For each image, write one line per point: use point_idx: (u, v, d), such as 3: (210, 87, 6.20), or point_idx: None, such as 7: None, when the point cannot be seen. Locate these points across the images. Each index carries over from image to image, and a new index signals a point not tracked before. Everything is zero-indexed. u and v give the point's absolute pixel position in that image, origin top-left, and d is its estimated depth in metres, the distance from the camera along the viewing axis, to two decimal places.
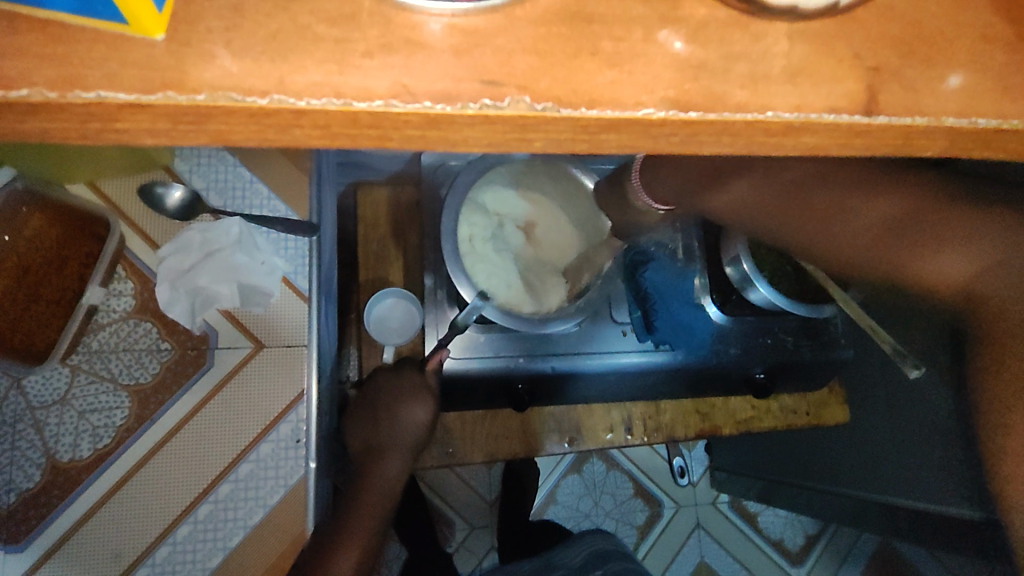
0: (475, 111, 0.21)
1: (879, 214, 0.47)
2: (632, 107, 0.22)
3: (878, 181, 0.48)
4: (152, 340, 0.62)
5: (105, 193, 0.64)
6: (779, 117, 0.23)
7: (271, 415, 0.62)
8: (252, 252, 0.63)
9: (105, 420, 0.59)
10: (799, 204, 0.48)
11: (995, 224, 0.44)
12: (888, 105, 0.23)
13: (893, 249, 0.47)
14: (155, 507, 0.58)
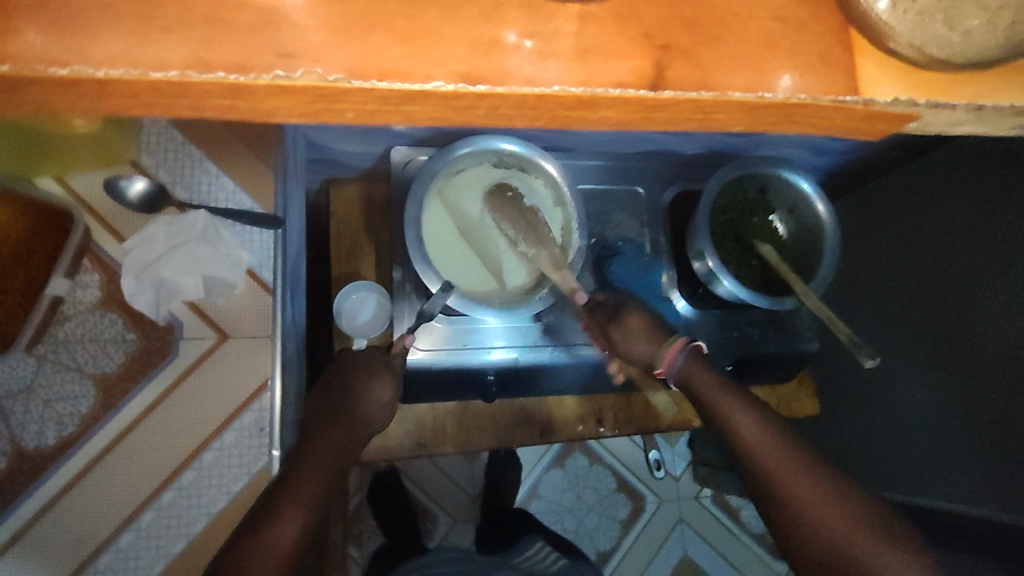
0: (266, 80, 0.27)
1: (845, 513, 0.56)
2: (421, 80, 0.28)
3: (877, 519, 0.56)
4: (118, 331, 0.72)
5: (72, 187, 0.68)
6: (565, 90, 0.29)
7: (234, 405, 0.73)
8: (217, 246, 0.68)
9: (70, 408, 0.70)
10: (785, 462, 0.61)
11: (915, 548, 0.54)
12: (677, 78, 0.30)
13: (855, 535, 0.55)
14: (119, 485, 0.69)
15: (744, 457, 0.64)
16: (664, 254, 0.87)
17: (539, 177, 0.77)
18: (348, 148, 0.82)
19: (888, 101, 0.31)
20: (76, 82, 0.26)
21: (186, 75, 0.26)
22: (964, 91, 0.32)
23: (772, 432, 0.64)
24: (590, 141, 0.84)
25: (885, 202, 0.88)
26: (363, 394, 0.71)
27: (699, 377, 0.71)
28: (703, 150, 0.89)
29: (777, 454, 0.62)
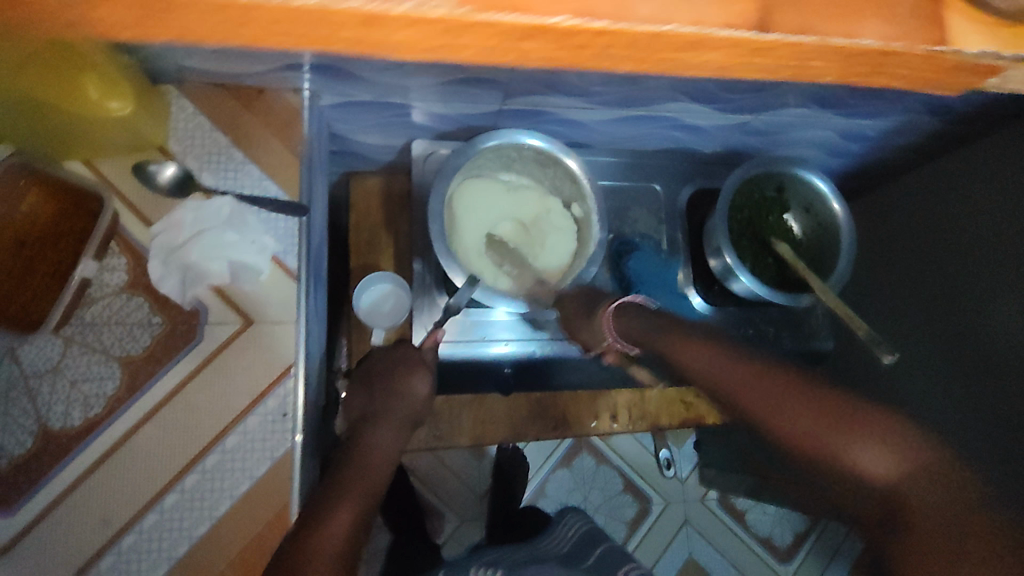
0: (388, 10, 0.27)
1: (799, 414, 0.54)
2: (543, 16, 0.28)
3: (839, 406, 0.53)
4: (144, 314, 0.64)
5: (101, 171, 0.65)
6: (679, 28, 0.30)
7: (259, 388, 0.63)
8: (243, 232, 0.64)
9: (96, 389, 0.61)
10: (739, 380, 0.60)
11: (886, 422, 0.51)
12: (782, 22, 0.31)
13: (819, 430, 0.53)
14: (131, 482, 0.59)
15: (704, 382, 0.64)
16: (681, 251, 0.88)
17: (561, 170, 0.78)
18: (371, 141, 0.83)
19: (975, 51, 0.33)
20: (225, 9, 0.26)
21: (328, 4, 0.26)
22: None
23: (720, 348, 0.64)
24: (609, 138, 0.85)
25: (904, 204, 0.89)
26: (397, 397, 0.73)
27: (628, 325, 0.73)
28: (721, 149, 0.90)
29: (731, 369, 0.61)
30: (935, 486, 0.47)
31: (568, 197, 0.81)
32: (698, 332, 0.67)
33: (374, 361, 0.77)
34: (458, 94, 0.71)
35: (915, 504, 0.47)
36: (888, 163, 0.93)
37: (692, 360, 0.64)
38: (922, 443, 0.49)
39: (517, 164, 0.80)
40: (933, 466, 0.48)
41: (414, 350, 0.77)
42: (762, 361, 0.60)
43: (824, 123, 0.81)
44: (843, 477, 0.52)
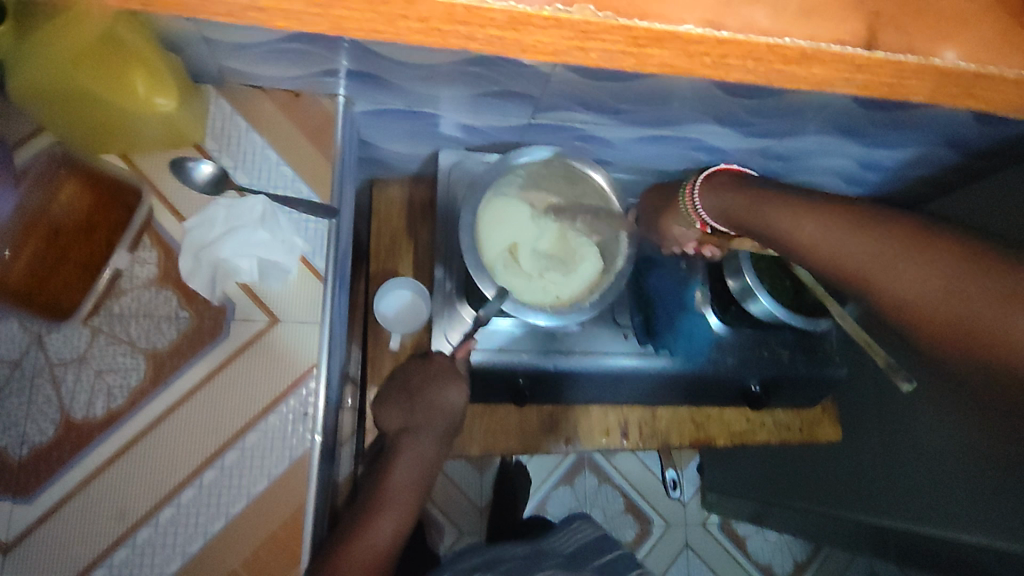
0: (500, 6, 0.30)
1: (915, 276, 0.48)
2: (676, 23, 0.32)
3: (1014, 281, 0.43)
4: (172, 307, 0.64)
5: (137, 165, 0.66)
6: (795, 42, 0.33)
7: (279, 389, 0.63)
8: (273, 230, 0.65)
9: (120, 380, 0.61)
10: (895, 255, 0.49)
11: (1013, 265, 0.44)
12: (886, 42, 0.34)
13: (901, 268, 0.49)
14: (151, 474, 0.60)
15: (815, 262, 0.56)
16: None
17: (588, 187, 0.80)
18: (398, 148, 0.84)
19: None
20: (388, 2, 0.29)
21: (483, 2, 0.30)
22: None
23: (830, 211, 0.55)
24: (631, 155, 0.86)
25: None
26: (433, 410, 0.78)
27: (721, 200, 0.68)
28: (741, 172, 0.91)
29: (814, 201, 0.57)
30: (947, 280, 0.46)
31: (595, 217, 0.82)
32: (812, 200, 0.58)
33: (411, 372, 0.81)
34: (487, 107, 0.72)
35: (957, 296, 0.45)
36: (904, 194, 0.94)
37: (808, 238, 0.56)
38: None
39: (546, 181, 0.82)
40: None
41: (445, 361, 0.80)
42: (874, 214, 0.52)
43: (844, 152, 0.83)
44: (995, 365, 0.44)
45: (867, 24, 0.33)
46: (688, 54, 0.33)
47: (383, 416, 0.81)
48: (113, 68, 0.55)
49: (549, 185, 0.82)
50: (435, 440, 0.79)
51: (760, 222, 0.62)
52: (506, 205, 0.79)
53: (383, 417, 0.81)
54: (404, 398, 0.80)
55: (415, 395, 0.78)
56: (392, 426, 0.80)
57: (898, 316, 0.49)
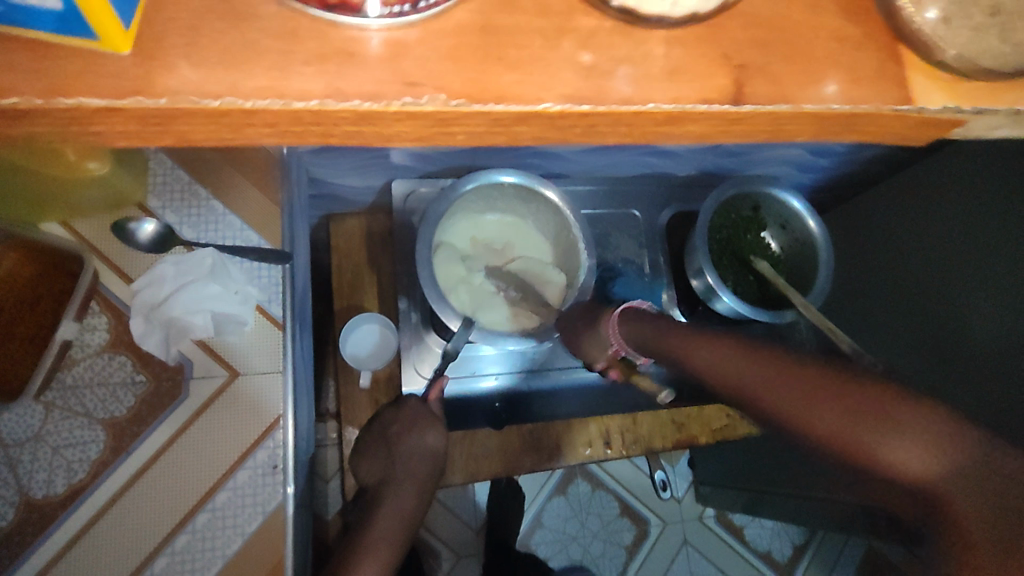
0: (396, 109, 0.28)
1: (908, 453, 0.37)
2: (533, 103, 0.29)
3: (882, 402, 0.39)
4: (127, 372, 0.62)
5: (78, 232, 0.64)
6: (659, 108, 0.30)
7: (247, 443, 0.62)
8: (224, 283, 0.64)
9: (79, 454, 0.59)
10: (829, 415, 0.41)
11: (890, 397, 0.39)
12: (753, 94, 0.30)
13: (854, 433, 0.39)
14: (120, 550, 0.58)
15: (712, 383, 0.53)
16: (664, 274, 0.89)
17: (541, 203, 0.79)
18: (350, 183, 0.84)
19: (938, 109, 0.31)
20: (227, 113, 0.27)
21: (326, 104, 0.27)
22: (1001, 98, 0.32)
23: (733, 340, 0.53)
24: (585, 166, 0.86)
25: (876, 224, 0.91)
26: (413, 459, 0.75)
27: (640, 332, 0.64)
28: (695, 171, 0.91)
29: (737, 358, 0.50)
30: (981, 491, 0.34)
31: (554, 231, 0.82)
32: (717, 333, 0.55)
33: (388, 422, 0.78)
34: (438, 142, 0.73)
35: (955, 498, 0.35)
36: (858, 175, 0.96)
37: (714, 360, 0.53)
38: (979, 454, 0.35)
39: (500, 203, 0.81)
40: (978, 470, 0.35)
41: (418, 406, 0.77)
42: (802, 363, 0.45)
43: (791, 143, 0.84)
44: (876, 481, 0.39)
45: (734, 77, 0.31)
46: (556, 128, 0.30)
47: (361, 471, 0.78)
48: (56, 156, 0.54)
49: (504, 207, 0.82)
50: (417, 493, 0.76)
51: (655, 348, 0.62)
52: (455, 240, 0.81)
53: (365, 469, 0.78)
54: (384, 448, 0.77)
55: (393, 446, 0.76)
56: (372, 476, 0.77)
57: (803, 443, 0.43)
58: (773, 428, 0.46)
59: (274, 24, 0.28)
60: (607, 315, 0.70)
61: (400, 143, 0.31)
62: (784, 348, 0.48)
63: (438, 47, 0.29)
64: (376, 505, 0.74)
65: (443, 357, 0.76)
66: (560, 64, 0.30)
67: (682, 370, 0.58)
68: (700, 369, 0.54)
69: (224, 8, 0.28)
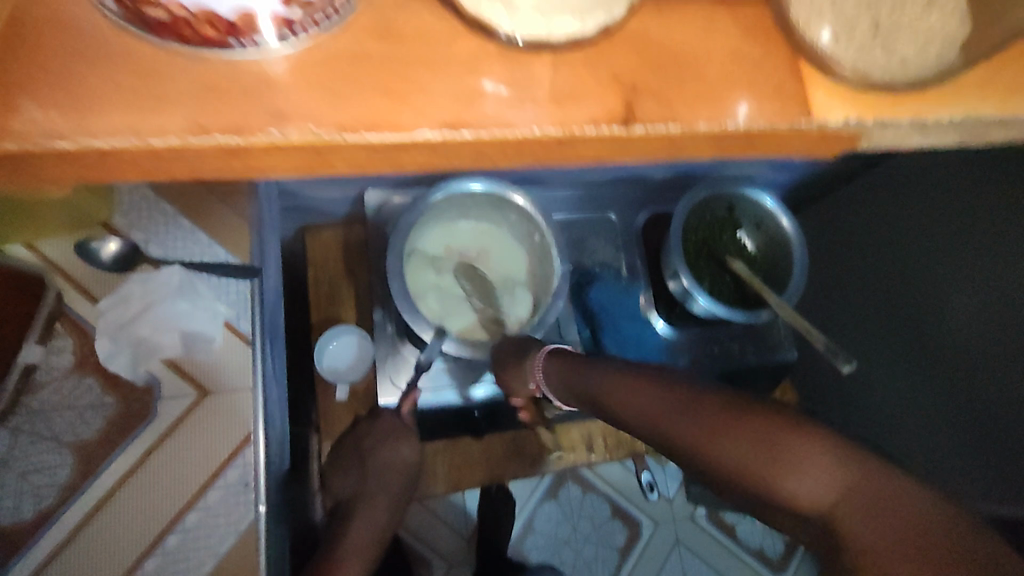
0: (262, 141, 0.27)
1: (813, 469, 0.42)
2: (409, 131, 0.28)
3: (778, 430, 0.45)
4: (95, 395, 0.61)
5: (45, 255, 0.63)
6: (544, 132, 0.29)
7: (217, 462, 0.61)
8: (193, 300, 0.64)
9: (48, 479, 0.59)
10: (736, 450, 0.47)
11: (784, 420, 0.46)
12: (645, 115, 0.30)
13: (759, 464, 0.45)
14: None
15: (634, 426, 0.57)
16: (641, 277, 0.89)
17: (512, 209, 0.78)
18: (323, 195, 0.83)
19: (839, 123, 0.31)
20: (82, 155, 0.26)
21: (186, 141, 0.26)
22: (904, 108, 0.31)
23: (651, 378, 0.58)
24: (560, 171, 0.86)
25: (857, 216, 0.90)
26: (387, 470, 0.76)
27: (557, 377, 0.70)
28: (671, 173, 0.91)
29: (654, 400, 0.56)
30: (868, 513, 0.38)
31: (528, 238, 0.81)
32: (636, 371, 0.60)
33: (362, 436, 0.78)
34: None
35: (840, 517, 0.40)
36: (833, 172, 0.96)
37: (634, 403, 0.57)
38: (857, 462, 0.41)
39: (474, 211, 0.81)
40: (867, 474, 0.40)
41: (394, 419, 0.78)
42: (704, 398, 0.52)
43: None
44: (775, 506, 0.44)
45: (624, 99, 0.30)
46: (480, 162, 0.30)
47: (335, 483, 0.78)
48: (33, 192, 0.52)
49: (478, 215, 0.81)
50: (388, 506, 0.77)
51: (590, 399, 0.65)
52: (429, 248, 0.80)
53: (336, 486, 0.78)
54: (358, 463, 0.77)
55: (367, 459, 0.76)
56: (344, 492, 0.78)
57: (728, 482, 0.48)
58: (679, 459, 0.53)
59: (149, 56, 0.28)
60: (535, 351, 0.72)
61: (277, 176, 0.29)
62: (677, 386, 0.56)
63: (340, 71, 0.28)
64: (348, 517, 0.75)
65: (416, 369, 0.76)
66: (467, 75, 0.29)
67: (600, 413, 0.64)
68: (612, 406, 0.61)
69: (104, 43, 0.28)
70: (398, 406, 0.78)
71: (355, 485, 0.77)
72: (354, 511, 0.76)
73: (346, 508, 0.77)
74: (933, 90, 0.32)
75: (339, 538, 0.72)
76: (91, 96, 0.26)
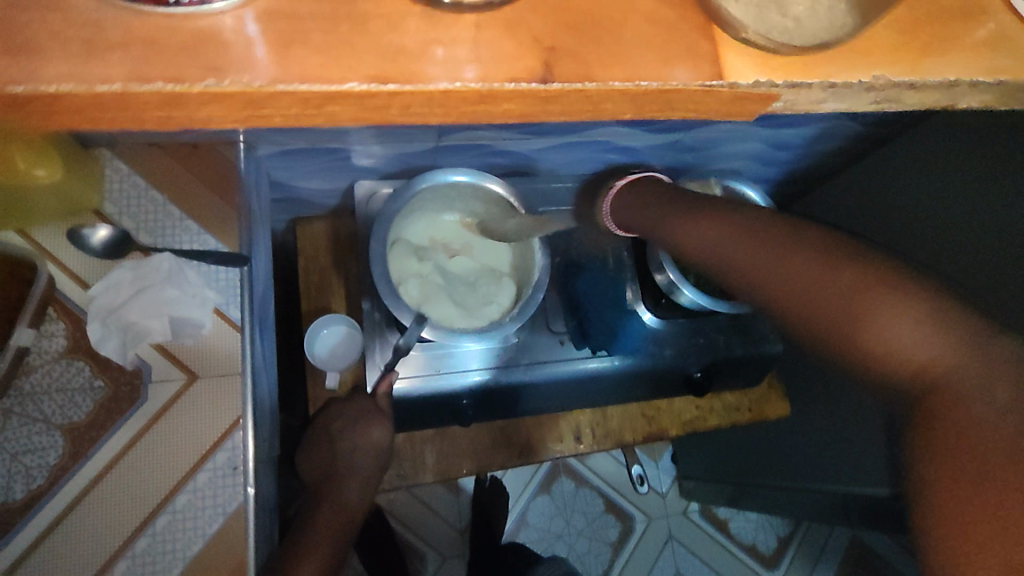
0: (197, 89, 0.28)
1: (909, 328, 0.36)
2: (338, 82, 0.29)
3: (868, 279, 0.39)
4: (85, 378, 0.63)
5: (37, 241, 0.65)
6: (465, 86, 0.30)
7: (207, 445, 0.62)
8: (182, 286, 0.65)
9: (38, 460, 0.60)
10: (832, 289, 0.40)
11: (872, 272, 0.39)
12: (561, 74, 0.31)
13: (852, 305, 0.39)
14: (81, 554, 0.58)
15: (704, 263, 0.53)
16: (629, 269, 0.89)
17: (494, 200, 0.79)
18: (314, 185, 0.84)
19: (750, 83, 0.32)
20: (31, 101, 0.27)
21: (128, 87, 0.27)
22: (815, 72, 0.33)
23: (724, 216, 0.52)
24: (546, 163, 0.87)
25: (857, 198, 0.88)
26: (361, 452, 0.78)
27: (626, 207, 0.67)
28: (656, 167, 0.93)
29: (755, 239, 0.47)
30: (990, 382, 0.33)
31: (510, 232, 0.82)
32: (719, 212, 0.53)
33: (333, 417, 0.80)
34: (393, 137, 0.74)
35: (949, 381, 0.34)
36: (816, 168, 0.98)
37: (703, 239, 0.52)
38: (976, 325, 0.35)
39: (459, 203, 0.82)
40: (980, 336, 0.35)
41: (367, 401, 0.80)
42: (840, 237, 0.43)
43: (749, 137, 0.86)
44: (857, 356, 0.39)
45: (541, 59, 0.31)
46: (416, 114, 0.31)
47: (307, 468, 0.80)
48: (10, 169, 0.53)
49: (464, 207, 0.83)
50: (361, 485, 0.79)
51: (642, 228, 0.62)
52: (413, 238, 0.81)
53: (309, 467, 0.80)
54: (329, 444, 0.79)
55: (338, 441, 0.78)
56: (317, 474, 0.79)
57: (808, 324, 0.41)
58: (787, 318, 0.43)
59: (88, 13, 0.28)
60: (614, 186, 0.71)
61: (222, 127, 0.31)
62: (806, 234, 0.44)
63: (277, 30, 0.29)
64: (322, 500, 0.76)
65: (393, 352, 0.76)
66: (389, 32, 0.30)
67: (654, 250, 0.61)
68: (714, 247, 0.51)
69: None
70: (375, 389, 0.79)
71: (326, 470, 0.79)
72: (326, 492, 0.77)
73: (318, 490, 0.78)
74: (835, 51, 0.33)
75: (313, 517, 0.73)
76: (44, 48, 0.27)
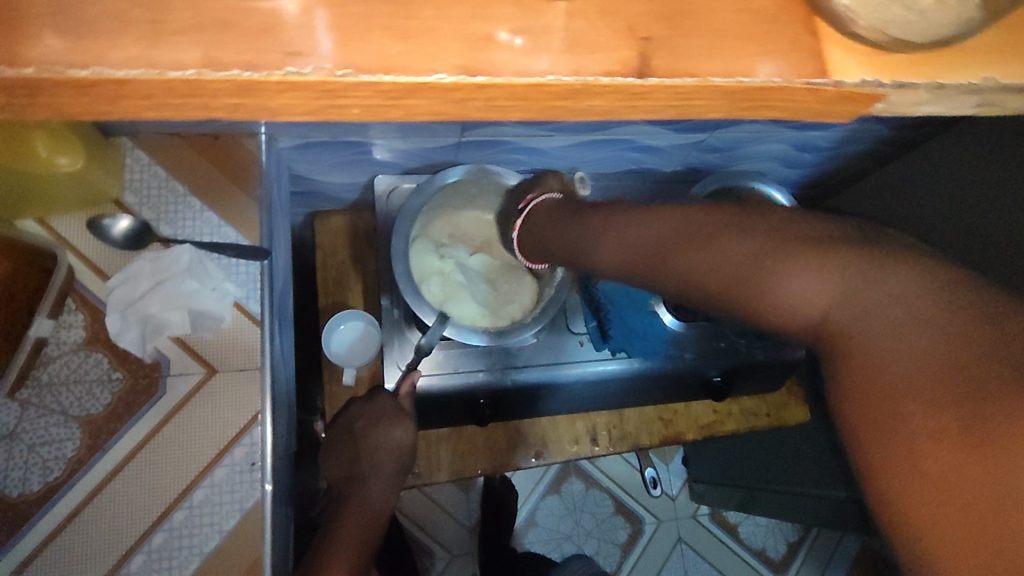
0: (278, 78, 0.26)
1: (807, 281, 0.38)
2: (424, 73, 0.26)
3: (767, 249, 0.41)
4: (103, 369, 0.62)
5: (56, 230, 0.64)
6: (559, 80, 0.28)
7: (225, 439, 0.62)
8: (202, 279, 0.64)
9: (55, 452, 0.59)
10: (737, 262, 0.42)
11: (772, 241, 0.41)
12: (659, 67, 0.29)
13: (755, 275, 0.41)
14: (98, 548, 0.58)
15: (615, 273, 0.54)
16: None
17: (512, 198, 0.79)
18: (333, 180, 0.83)
19: (856, 81, 0.30)
20: (95, 85, 0.25)
21: (201, 73, 0.25)
22: (925, 70, 0.30)
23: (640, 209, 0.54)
24: (569, 161, 0.86)
25: (885, 200, 0.89)
26: (383, 452, 0.77)
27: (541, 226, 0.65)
28: (680, 167, 0.92)
29: (666, 226, 0.49)
30: (883, 307, 0.34)
31: None
32: (639, 207, 0.54)
33: (355, 417, 0.79)
34: (418, 130, 0.72)
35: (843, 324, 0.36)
36: (842, 170, 0.96)
37: (626, 237, 0.52)
38: (866, 259, 0.37)
39: (478, 201, 0.81)
40: (867, 268, 0.36)
41: (390, 401, 0.79)
42: (739, 214, 0.45)
43: (776, 138, 0.84)
44: (769, 319, 0.41)
45: (638, 49, 0.29)
46: (495, 107, 0.29)
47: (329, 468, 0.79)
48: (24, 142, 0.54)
49: (484, 205, 0.81)
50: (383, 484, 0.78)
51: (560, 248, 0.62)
52: (433, 236, 0.79)
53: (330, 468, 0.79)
54: (352, 443, 0.78)
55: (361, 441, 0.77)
56: (339, 474, 0.78)
57: (725, 298, 0.43)
58: (709, 299, 0.45)
59: None
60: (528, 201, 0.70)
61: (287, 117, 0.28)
62: (714, 212, 0.46)
63: (352, 14, 0.27)
64: (344, 501, 0.75)
65: (415, 352, 0.77)
66: (473, 21, 0.28)
67: (573, 263, 0.61)
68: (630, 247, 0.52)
69: None
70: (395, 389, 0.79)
71: (348, 469, 0.78)
72: (349, 491, 0.76)
73: (341, 491, 0.77)
74: (951, 50, 0.31)
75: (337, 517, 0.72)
76: (105, 28, 0.25)
